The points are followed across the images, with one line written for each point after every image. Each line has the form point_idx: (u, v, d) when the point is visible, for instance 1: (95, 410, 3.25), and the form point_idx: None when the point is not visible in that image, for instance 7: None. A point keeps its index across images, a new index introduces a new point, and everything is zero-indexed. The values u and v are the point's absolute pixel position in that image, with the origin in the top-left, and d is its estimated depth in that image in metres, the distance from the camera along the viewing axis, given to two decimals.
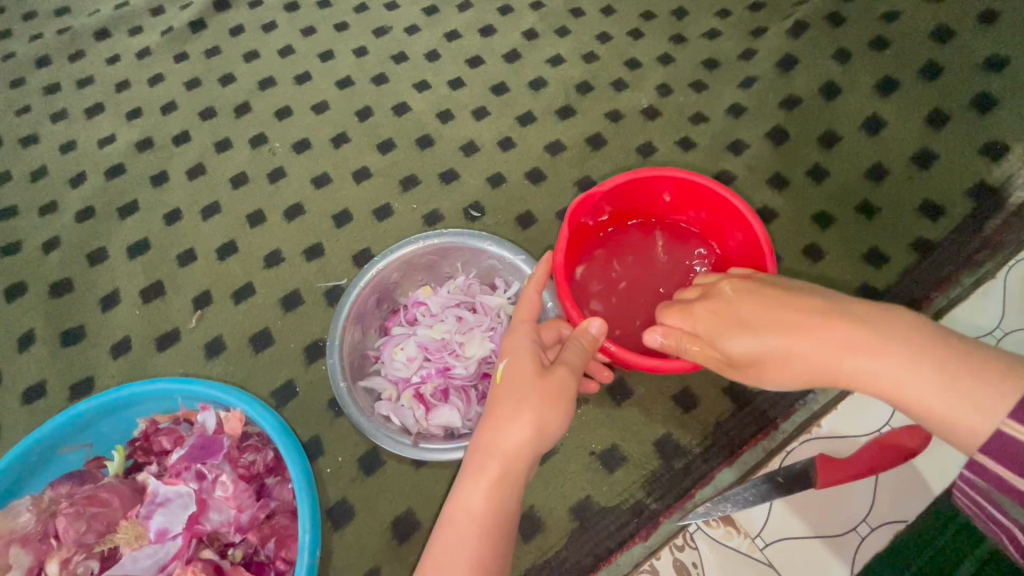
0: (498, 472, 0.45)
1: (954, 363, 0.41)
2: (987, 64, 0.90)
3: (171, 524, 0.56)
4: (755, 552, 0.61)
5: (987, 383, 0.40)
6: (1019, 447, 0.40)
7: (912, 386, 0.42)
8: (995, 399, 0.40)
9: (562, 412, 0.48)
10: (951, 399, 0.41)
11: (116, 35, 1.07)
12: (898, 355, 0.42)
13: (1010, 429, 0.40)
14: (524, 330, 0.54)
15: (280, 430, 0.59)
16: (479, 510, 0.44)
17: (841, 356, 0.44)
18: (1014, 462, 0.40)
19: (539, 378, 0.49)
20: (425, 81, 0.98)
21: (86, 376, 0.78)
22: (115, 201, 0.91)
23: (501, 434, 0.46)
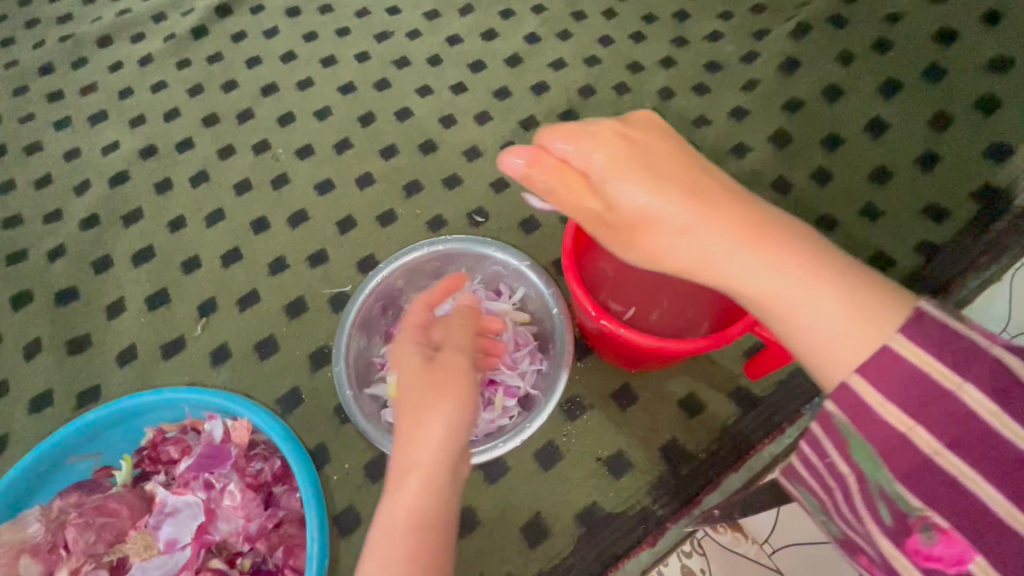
0: (417, 487, 0.46)
1: (848, 276, 0.38)
2: (990, 66, 0.90)
3: (180, 534, 0.56)
4: (763, 558, 0.61)
5: (877, 302, 0.37)
6: (905, 367, 0.35)
7: (790, 285, 0.39)
8: (883, 318, 0.37)
9: (470, 390, 0.51)
10: (833, 305, 0.38)
11: (117, 42, 1.07)
12: (786, 252, 0.39)
13: (898, 344, 0.35)
14: (410, 334, 0.56)
15: (288, 440, 0.59)
16: (403, 521, 0.44)
17: (723, 234, 0.41)
18: (889, 386, 0.35)
19: (423, 375, 0.51)
20: (428, 86, 0.98)
21: (93, 384, 0.78)
22: (119, 209, 0.91)
23: (413, 442, 0.48)
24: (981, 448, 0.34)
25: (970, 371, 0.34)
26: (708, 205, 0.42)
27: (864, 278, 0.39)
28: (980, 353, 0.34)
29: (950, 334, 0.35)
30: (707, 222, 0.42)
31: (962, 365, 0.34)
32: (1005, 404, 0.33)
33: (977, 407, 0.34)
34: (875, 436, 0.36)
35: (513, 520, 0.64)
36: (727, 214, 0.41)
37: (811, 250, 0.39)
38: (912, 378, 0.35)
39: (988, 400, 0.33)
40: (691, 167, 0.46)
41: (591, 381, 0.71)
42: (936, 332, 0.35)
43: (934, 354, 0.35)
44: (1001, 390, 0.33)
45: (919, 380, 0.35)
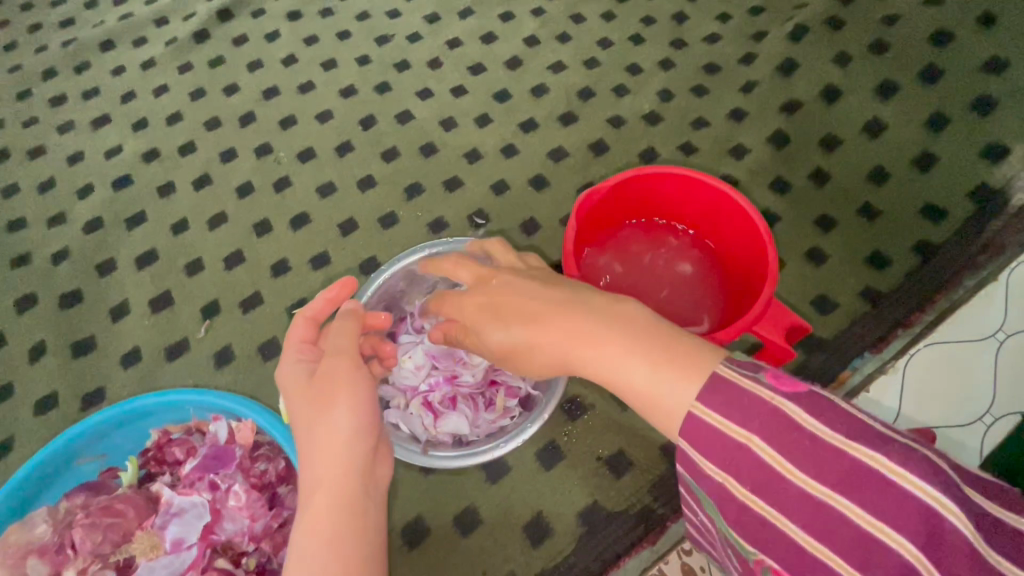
0: (326, 505, 0.45)
1: (657, 347, 0.43)
2: (987, 67, 0.90)
3: (187, 534, 0.57)
4: None
5: (682, 367, 0.42)
6: (709, 427, 0.40)
7: (620, 372, 0.44)
8: (687, 387, 0.41)
9: (361, 394, 0.50)
10: (650, 382, 0.43)
11: (120, 46, 1.08)
12: (603, 342, 0.45)
13: (700, 410, 0.40)
14: (292, 358, 0.55)
15: (292, 442, 0.59)
16: (315, 545, 0.43)
17: (565, 345, 0.48)
18: (702, 445, 0.41)
19: (307, 394, 0.51)
20: (428, 89, 0.99)
21: (97, 386, 0.79)
22: (123, 212, 0.92)
23: (312, 461, 0.47)
24: (780, 493, 0.38)
25: (755, 424, 0.39)
26: (547, 322, 0.49)
27: (675, 343, 0.43)
28: (763, 405, 0.39)
29: (733, 393, 0.40)
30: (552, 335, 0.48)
31: (751, 419, 0.39)
32: (789, 452, 0.38)
33: (765, 455, 0.39)
34: (705, 488, 0.42)
35: (515, 519, 0.65)
36: (562, 325, 0.48)
37: (628, 334, 0.45)
38: (717, 437, 0.40)
39: (770, 450, 0.39)
40: (532, 282, 0.53)
41: (592, 381, 0.71)
42: (725, 393, 0.40)
43: (723, 412, 0.40)
44: (785, 438, 0.38)
45: (725, 438, 0.40)
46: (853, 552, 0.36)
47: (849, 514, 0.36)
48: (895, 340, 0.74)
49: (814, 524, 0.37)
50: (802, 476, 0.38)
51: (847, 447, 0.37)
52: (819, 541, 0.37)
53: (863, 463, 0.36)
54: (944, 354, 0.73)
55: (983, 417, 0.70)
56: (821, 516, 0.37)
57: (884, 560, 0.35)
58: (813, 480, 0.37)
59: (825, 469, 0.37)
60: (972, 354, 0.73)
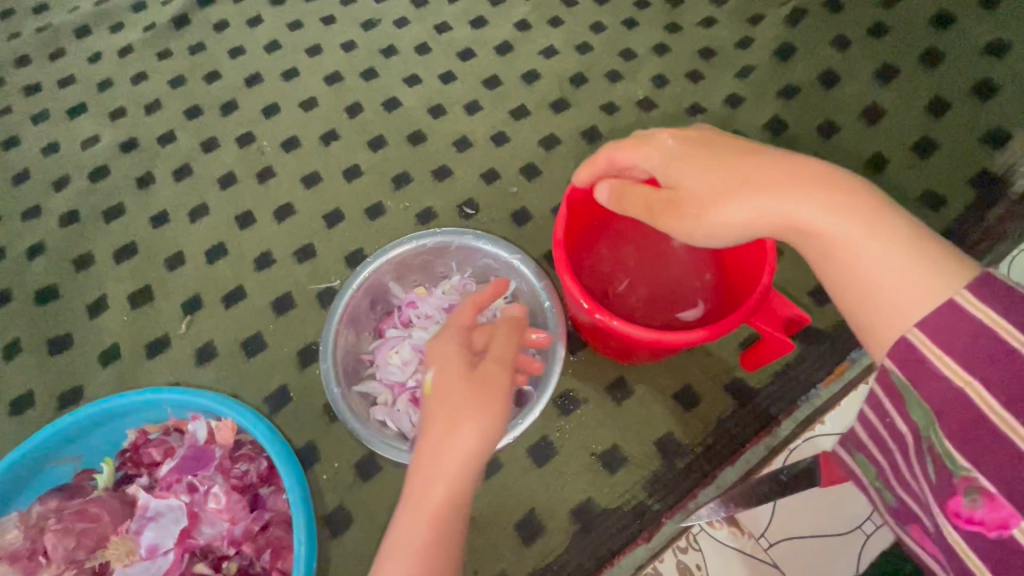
0: (441, 502, 0.43)
1: (917, 233, 0.39)
2: (988, 50, 0.88)
3: (162, 539, 0.55)
4: (759, 552, 0.60)
5: (941, 259, 0.38)
6: (970, 322, 0.36)
7: (867, 244, 0.39)
8: (951, 275, 0.37)
9: (501, 409, 0.46)
10: (899, 262, 0.38)
11: (96, 32, 1.04)
12: (858, 209, 0.40)
13: (968, 305, 0.36)
14: (452, 335, 0.51)
15: (273, 439, 0.57)
16: (421, 533, 0.42)
17: (798, 199, 0.41)
18: (949, 338, 0.36)
19: (469, 383, 0.47)
20: (416, 75, 0.96)
21: (74, 385, 0.76)
22: (100, 204, 0.89)
23: (438, 457, 0.44)
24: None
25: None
26: (788, 172, 0.41)
27: (929, 237, 0.39)
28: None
29: (1018, 299, 0.35)
30: (787, 189, 0.41)
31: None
32: None
33: None
34: (930, 393, 0.37)
35: (506, 518, 0.63)
36: (805, 182, 0.41)
37: (881, 209, 0.40)
38: (972, 334, 0.35)
39: None
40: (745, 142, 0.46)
41: (586, 374, 0.69)
42: (1008, 298, 0.35)
43: (999, 313, 0.35)
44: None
45: (989, 344, 0.35)
46: None
47: None
48: None
49: None
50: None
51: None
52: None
53: None
54: None
55: None
56: None
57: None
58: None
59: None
60: None
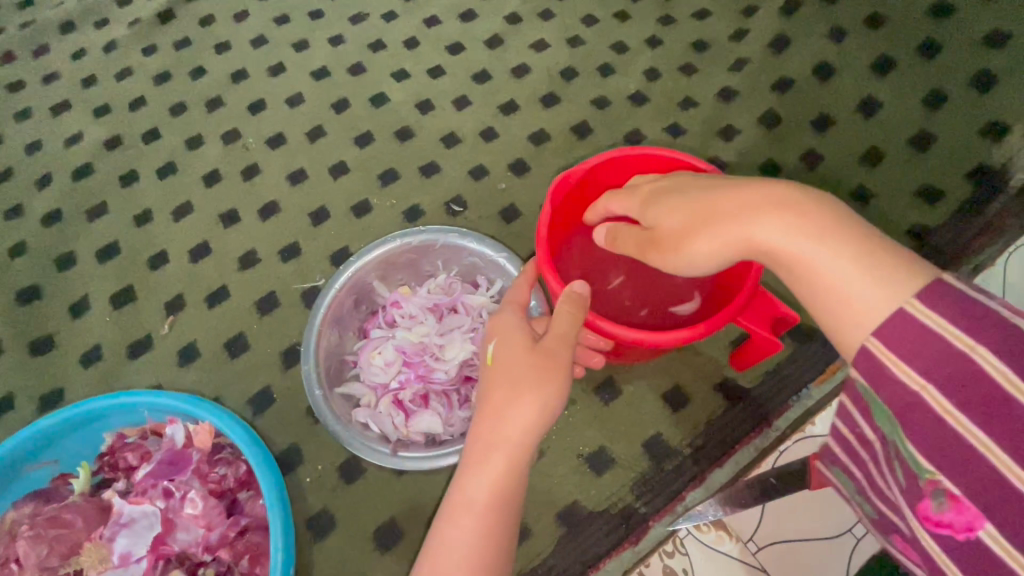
0: (506, 467, 0.42)
1: (875, 241, 0.36)
2: (987, 41, 0.86)
3: (135, 546, 0.55)
4: (747, 557, 0.59)
5: (899, 264, 0.35)
6: (920, 327, 0.33)
7: (815, 253, 0.36)
8: (906, 281, 0.34)
9: (563, 387, 0.44)
10: (852, 269, 0.35)
11: (81, 28, 1.02)
12: (809, 223, 0.37)
13: (916, 309, 0.33)
14: (514, 308, 0.50)
15: (252, 443, 0.56)
16: (483, 496, 0.42)
17: (748, 217, 0.39)
18: (907, 349, 0.33)
19: (533, 356, 0.44)
20: (404, 70, 0.94)
21: (56, 387, 0.75)
22: (83, 203, 0.87)
23: (499, 425, 0.43)
24: (1003, 415, 0.31)
25: (990, 335, 0.32)
26: (738, 198, 0.40)
27: (888, 243, 0.36)
28: (998, 320, 0.32)
29: (967, 302, 0.32)
30: (735, 209, 0.39)
31: (977, 327, 0.32)
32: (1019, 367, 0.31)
33: (988, 368, 0.31)
34: (888, 398, 0.35)
35: None
36: (753, 201, 0.39)
37: (835, 219, 0.37)
38: (927, 340, 0.33)
39: (999, 363, 0.31)
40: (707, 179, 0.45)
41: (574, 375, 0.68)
42: (955, 298, 0.33)
43: (947, 316, 0.32)
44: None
45: (940, 348, 0.32)
46: None
47: None
48: None
49: None
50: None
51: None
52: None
53: None
54: None
55: None
56: None
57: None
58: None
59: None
60: None
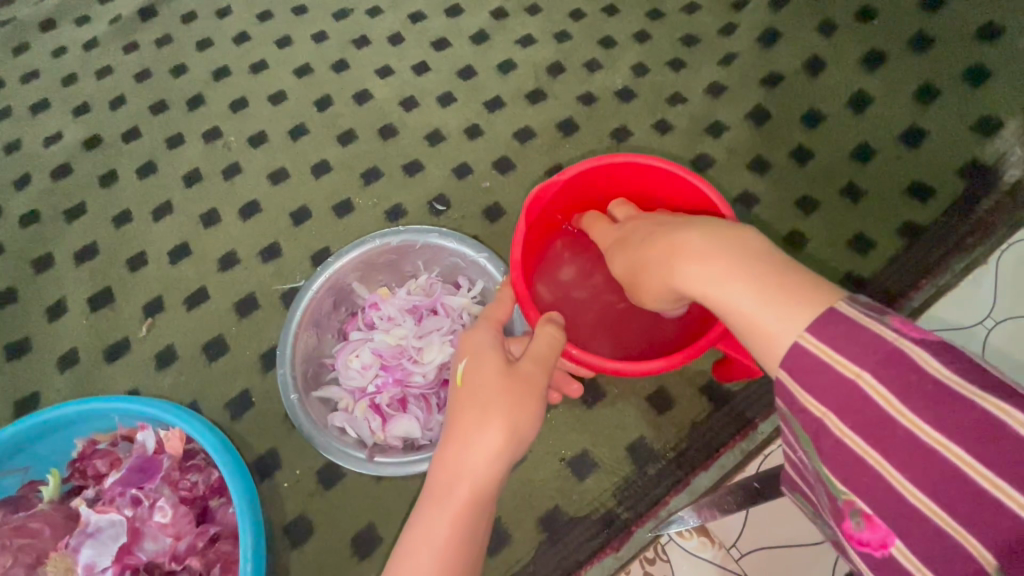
0: (467, 502, 0.39)
1: (770, 274, 0.36)
2: (980, 34, 0.84)
3: (100, 557, 0.53)
4: (730, 563, 0.58)
5: (799, 293, 0.35)
6: (816, 362, 0.33)
7: (721, 291, 0.37)
8: (798, 313, 0.34)
9: (535, 414, 0.41)
10: (754, 305, 0.36)
11: (61, 25, 1.01)
12: (704, 259, 0.38)
13: (808, 342, 0.34)
14: (488, 325, 0.48)
15: (220, 448, 0.55)
16: (444, 535, 0.38)
17: (668, 260, 0.40)
18: (808, 382, 0.34)
19: (506, 380, 0.42)
20: (388, 67, 0.93)
21: (32, 391, 0.74)
22: (61, 203, 0.86)
23: (464, 454, 0.40)
24: (893, 436, 0.32)
25: (872, 359, 0.32)
26: (650, 241, 0.42)
27: (784, 271, 0.36)
28: (880, 343, 0.32)
29: (858, 332, 0.32)
30: (659, 253, 0.41)
31: (867, 357, 0.32)
32: (910, 397, 0.31)
33: (883, 399, 0.32)
34: (801, 424, 0.36)
35: None
36: (662, 244, 0.41)
37: (743, 253, 0.37)
38: (823, 374, 0.33)
39: (890, 394, 0.32)
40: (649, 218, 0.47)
41: None
42: (842, 324, 0.33)
43: (839, 349, 0.33)
44: (905, 381, 0.31)
45: (834, 379, 0.33)
46: (984, 530, 0.29)
47: (982, 485, 0.29)
48: None
49: (937, 484, 0.31)
50: (917, 425, 0.31)
51: (976, 398, 0.30)
52: (927, 498, 0.31)
53: (1011, 428, 0.29)
54: None
55: None
56: (944, 481, 0.30)
57: (1008, 531, 0.29)
58: (933, 430, 0.31)
59: (951, 420, 0.30)
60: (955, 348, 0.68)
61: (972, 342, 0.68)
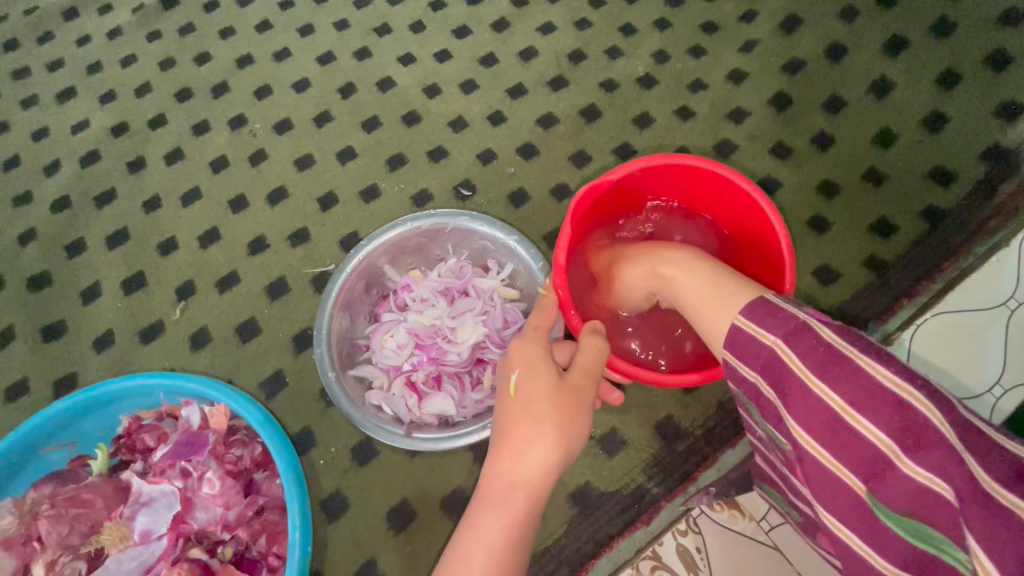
0: (524, 507, 0.41)
1: (729, 277, 0.46)
2: (1001, 19, 0.85)
3: (155, 525, 0.55)
4: (760, 535, 0.59)
5: (743, 287, 0.44)
6: (748, 337, 0.40)
7: (681, 279, 0.48)
8: (743, 299, 0.42)
9: (583, 427, 0.44)
10: (706, 288, 0.46)
11: (84, 14, 1.01)
12: (685, 267, 0.49)
13: (741, 322, 0.41)
14: (537, 336, 0.50)
15: (268, 426, 0.57)
16: (499, 540, 0.40)
17: (642, 256, 0.53)
18: (742, 353, 0.41)
19: (559, 393, 0.44)
20: (411, 54, 0.93)
21: (70, 372, 0.76)
22: (92, 189, 0.87)
23: (517, 463, 0.42)
24: (795, 392, 0.38)
25: (783, 329, 0.38)
26: (645, 251, 0.54)
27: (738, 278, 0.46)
28: (791, 320, 0.39)
29: (778, 313, 0.39)
30: (648, 262, 0.52)
31: (781, 327, 0.39)
32: (810, 361, 0.37)
33: (792, 364, 0.38)
34: (743, 392, 0.43)
35: None
36: (657, 252, 0.52)
37: (706, 257, 0.49)
38: (754, 347, 0.40)
39: (798, 360, 0.37)
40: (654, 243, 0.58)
41: None
42: (767, 307, 0.40)
43: (763, 326, 0.39)
44: (809, 349, 0.37)
45: (758, 348, 0.40)
46: (864, 469, 0.35)
47: (865, 434, 0.35)
48: (900, 311, 0.72)
49: (829, 434, 0.36)
50: (810, 379, 0.37)
51: (852, 357, 0.36)
52: (815, 439, 0.37)
53: (887, 385, 0.34)
54: (951, 325, 0.70)
55: (993, 390, 0.67)
56: (835, 433, 0.36)
57: (866, 457, 0.35)
58: (818, 382, 0.36)
59: (839, 382, 0.36)
60: (980, 328, 0.69)
61: (993, 322, 0.69)
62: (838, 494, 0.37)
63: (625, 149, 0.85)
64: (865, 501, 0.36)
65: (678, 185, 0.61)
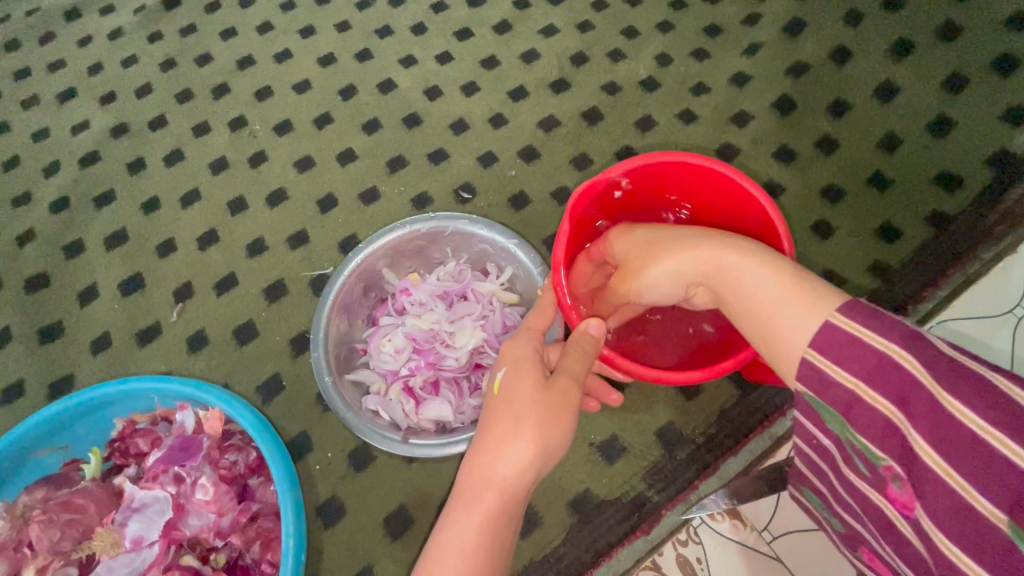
0: (496, 506, 0.40)
1: (805, 272, 0.41)
2: (1009, 23, 0.84)
3: (147, 531, 0.55)
4: (762, 546, 0.58)
5: (828, 287, 0.39)
6: (848, 337, 0.36)
7: (749, 267, 0.42)
8: (832, 299, 0.38)
9: (567, 430, 0.43)
10: (782, 280, 0.40)
11: (86, 15, 1.01)
12: (752, 253, 0.43)
13: (840, 320, 0.36)
14: (528, 337, 0.50)
15: (258, 427, 0.56)
16: (471, 540, 0.39)
17: (695, 238, 0.47)
18: (838, 355, 0.36)
19: (542, 393, 0.43)
20: (412, 56, 0.93)
21: (66, 374, 0.75)
22: (90, 190, 0.87)
23: (495, 461, 0.41)
24: (922, 402, 0.33)
25: (901, 335, 0.34)
26: (693, 234, 0.48)
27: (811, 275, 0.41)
28: (899, 325, 0.35)
29: (881, 315, 0.36)
30: (701, 247, 0.45)
31: (894, 330, 0.34)
32: (935, 368, 0.32)
33: (912, 370, 0.33)
34: (826, 401, 0.37)
35: None
36: (712, 237, 0.46)
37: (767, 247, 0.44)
38: (856, 348, 0.35)
39: (919, 365, 0.33)
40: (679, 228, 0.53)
41: None
42: (871, 310, 0.36)
43: (869, 326, 0.35)
44: (930, 355, 0.33)
45: (864, 351, 0.35)
46: (1005, 495, 0.30)
47: (1007, 455, 0.30)
48: (904, 318, 0.71)
49: (961, 453, 0.31)
50: (935, 388, 0.32)
51: (980, 369, 0.32)
52: (940, 454, 0.32)
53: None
54: (956, 333, 0.69)
55: None
56: (968, 452, 0.31)
57: (1010, 481, 0.30)
58: (946, 393, 0.32)
59: (972, 393, 0.31)
60: (986, 336, 0.68)
61: (1001, 329, 0.68)
62: (965, 523, 0.31)
63: (627, 153, 0.84)
64: (1006, 535, 0.30)
65: (680, 188, 0.61)
